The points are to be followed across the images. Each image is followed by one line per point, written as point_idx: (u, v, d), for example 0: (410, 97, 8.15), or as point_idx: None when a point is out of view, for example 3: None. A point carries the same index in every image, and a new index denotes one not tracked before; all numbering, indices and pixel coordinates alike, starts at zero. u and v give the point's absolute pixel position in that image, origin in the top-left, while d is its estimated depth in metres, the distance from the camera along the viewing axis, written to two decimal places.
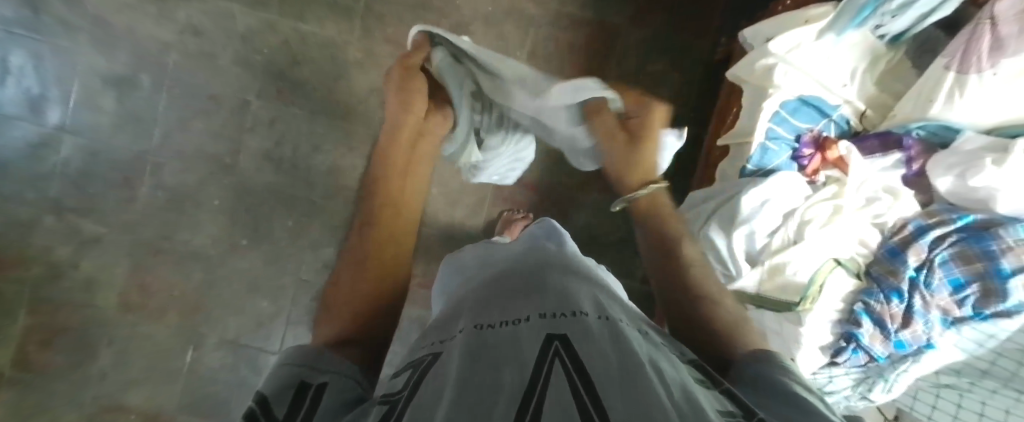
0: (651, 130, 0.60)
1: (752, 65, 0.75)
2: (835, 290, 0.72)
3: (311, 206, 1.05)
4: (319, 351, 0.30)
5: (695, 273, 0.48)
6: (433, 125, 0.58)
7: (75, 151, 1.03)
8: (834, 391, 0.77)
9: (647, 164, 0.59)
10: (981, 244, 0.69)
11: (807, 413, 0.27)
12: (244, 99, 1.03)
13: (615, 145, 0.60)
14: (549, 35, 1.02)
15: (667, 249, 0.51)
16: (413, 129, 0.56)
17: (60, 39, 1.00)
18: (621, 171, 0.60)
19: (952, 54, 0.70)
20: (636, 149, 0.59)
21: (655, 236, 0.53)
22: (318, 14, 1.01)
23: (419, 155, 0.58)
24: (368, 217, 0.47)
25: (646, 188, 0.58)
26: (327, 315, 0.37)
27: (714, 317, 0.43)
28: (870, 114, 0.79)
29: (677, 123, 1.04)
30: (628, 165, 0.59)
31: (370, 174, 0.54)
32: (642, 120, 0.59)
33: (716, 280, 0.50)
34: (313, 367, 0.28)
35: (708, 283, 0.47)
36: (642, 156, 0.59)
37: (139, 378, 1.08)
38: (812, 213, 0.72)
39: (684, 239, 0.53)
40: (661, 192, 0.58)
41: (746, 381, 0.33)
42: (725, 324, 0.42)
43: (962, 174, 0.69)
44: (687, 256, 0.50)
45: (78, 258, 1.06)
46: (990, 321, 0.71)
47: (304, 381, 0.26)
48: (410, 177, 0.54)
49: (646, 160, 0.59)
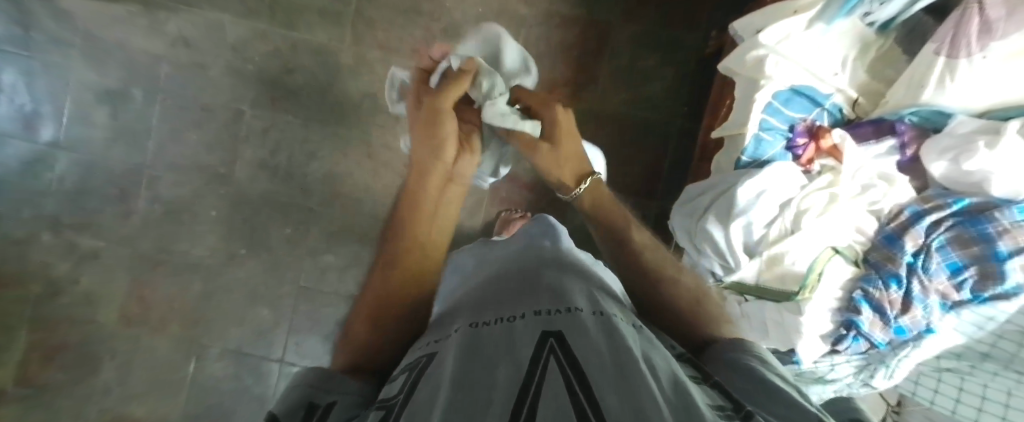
0: (564, 126, 0.58)
1: (743, 57, 0.75)
2: (834, 278, 0.73)
3: (309, 213, 1.05)
4: (331, 373, 0.30)
5: (649, 257, 0.49)
6: (463, 168, 0.51)
7: (70, 167, 1.03)
8: (836, 380, 0.77)
9: (574, 163, 0.58)
10: (977, 227, 0.69)
11: (791, 401, 0.27)
12: (237, 108, 1.03)
13: (538, 152, 0.58)
14: (541, 34, 1.03)
15: (620, 237, 0.51)
16: (441, 174, 0.49)
17: (52, 56, 1.00)
18: (556, 176, 0.58)
19: (941, 39, 0.69)
20: (558, 149, 0.57)
21: (608, 228, 0.53)
22: (308, 22, 1.01)
23: (451, 196, 0.48)
24: (393, 262, 0.41)
25: (579, 188, 0.57)
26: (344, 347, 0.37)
27: (678, 300, 0.44)
28: (862, 101, 0.79)
29: (671, 117, 1.04)
30: (557, 170, 0.58)
31: (397, 211, 0.47)
32: (551, 120, 0.58)
33: (672, 260, 0.51)
34: (322, 388, 0.28)
35: (665, 265, 0.48)
36: (565, 155, 0.58)
37: (142, 391, 1.07)
38: (808, 202, 0.72)
39: (633, 222, 0.54)
40: (596, 186, 0.56)
41: (723, 366, 0.33)
42: (689, 305, 0.44)
43: (955, 159, 0.69)
44: (641, 241, 0.51)
45: (77, 274, 1.05)
46: (989, 304, 0.71)
47: (312, 401, 0.27)
48: (439, 212, 0.46)
49: (571, 159, 0.58)
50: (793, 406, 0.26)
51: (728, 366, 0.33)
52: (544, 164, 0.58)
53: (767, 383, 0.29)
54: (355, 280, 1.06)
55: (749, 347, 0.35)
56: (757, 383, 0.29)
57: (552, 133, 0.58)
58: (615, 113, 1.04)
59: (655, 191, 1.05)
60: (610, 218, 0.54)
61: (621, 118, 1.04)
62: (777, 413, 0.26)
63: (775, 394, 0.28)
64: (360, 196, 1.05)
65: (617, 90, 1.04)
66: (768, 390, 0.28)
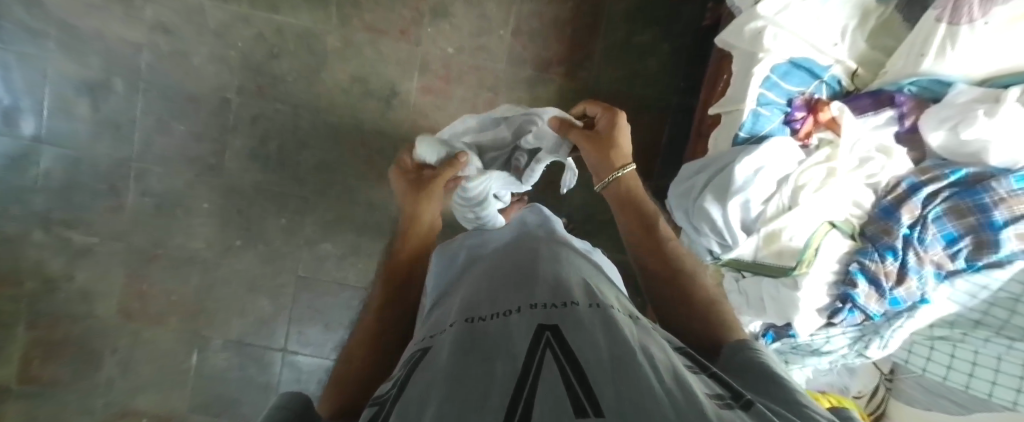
0: (620, 133, 0.59)
1: (741, 30, 0.74)
2: (831, 252, 0.72)
3: (303, 202, 1.04)
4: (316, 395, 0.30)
5: (672, 247, 0.51)
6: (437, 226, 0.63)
7: (56, 161, 1.01)
8: (831, 351, 0.79)
9: (617, 155, 0.58)
10: (974, 197, 0.69)
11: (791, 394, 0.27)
12: (223, 97, 1.00)
13: (590, 144, 0.60)
14: (532, 11, 0.99)
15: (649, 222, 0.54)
16: (425, 231, 0.59)
17: (26, 46, 0.96)
18: (602, 162, 0.58)
19: (943, 5, 0.67)
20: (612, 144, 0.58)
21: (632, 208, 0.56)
22: (291, 3, 0.97)
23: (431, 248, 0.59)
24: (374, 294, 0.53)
25: (617, 174, 0.57)
26: (333, 389, 0.41)
27: (693, 291, 0.46)
28: (862, 72, 0.77)
29: (665, 94, 1.03)
30: (600, 158, 0.58)
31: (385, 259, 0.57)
32: (610, 123, 0.60)
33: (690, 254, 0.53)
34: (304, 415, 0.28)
35: (684, 259, 0.51)
36: (613, 149, 0.58)
37: (147, 384, 1.08)
38: (806, 178, 0.71)
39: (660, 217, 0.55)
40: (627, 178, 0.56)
41: (737, 370, 0.33)
42: (699, 295, 0.46)
43: (954, 128, 0.69)
44: (668, 236, 0.52)
45: (73, 270, 1.05)
46: (982, 272, 0.73)
47: None
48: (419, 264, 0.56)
49: (614, 152, 0.58)
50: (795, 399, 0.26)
51: (737, 370, 0.33)
52: (589, 156, 0.60)
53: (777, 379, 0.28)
54: (354, 267, 1.06)
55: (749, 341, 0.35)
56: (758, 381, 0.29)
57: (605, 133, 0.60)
58: (610, 91, 1.02)
59: (651, 171, 1.04)
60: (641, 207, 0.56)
61: (617, 96, 1.02)
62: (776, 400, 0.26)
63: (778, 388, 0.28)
64: (353, 183, 1.04)
65: (613, 67, 1.02)
66: (773, 387, 0.28)
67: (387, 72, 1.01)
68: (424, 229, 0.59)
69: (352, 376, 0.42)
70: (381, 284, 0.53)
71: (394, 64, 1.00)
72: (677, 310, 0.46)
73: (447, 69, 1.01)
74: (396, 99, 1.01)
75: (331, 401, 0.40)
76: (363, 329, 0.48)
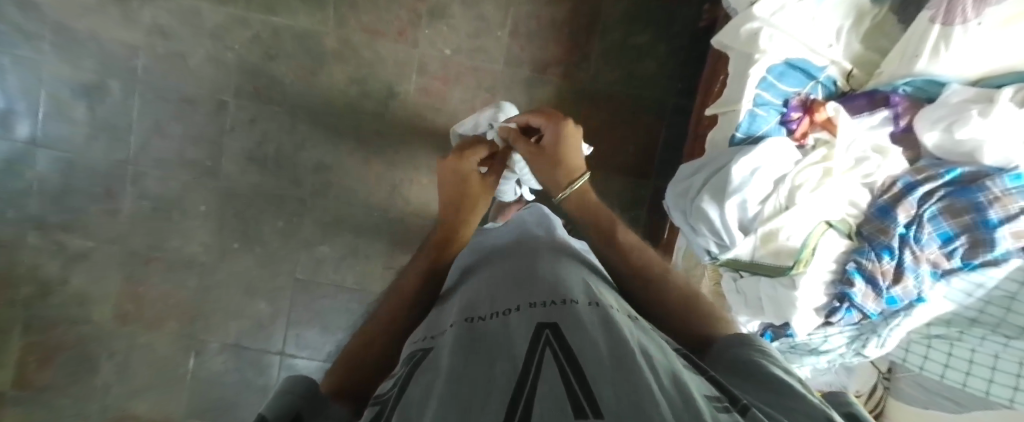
0: (568, 144, 0.59)
1: (737, 32, 0.75)
2: (828, 251, 0.72)
3: (301, 204, 1.03)
4: (318, 387, 0.30)
5: (637, 261, 0.48)
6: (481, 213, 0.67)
7: (51, 164, 1.00)
8: (829, 350, 0.80)
9: (564, 169, 0.57)
10: (968, 196, 0.70)
11: (791, 393, 0.27)
12: (220, 99, 1.00)
13: (535, 160, 0.60)
14: (530, 13, 1.00)
15: (605, 237, 0.51)
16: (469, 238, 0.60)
17: (21, 49, 0.96)
18: (549, 176, 0.58)
19: (936, 6, 0.68)
20: (559, 160, 0.58)
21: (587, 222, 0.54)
22: (289, 5, 0.97)
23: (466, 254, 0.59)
24: (392, 288, 0.51)
25: (565, 191, 0.56)
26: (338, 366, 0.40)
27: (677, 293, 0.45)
28: (857, 73, 0.78)
29: (663, 95, 1.03)
30: (548, 173, 0.58)
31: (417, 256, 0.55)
32: (554, 135, 0.59)
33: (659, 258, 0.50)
34: (307, 403, 0.28)
35: (652, 268, 0.47)
36: (559, 163, 0.57)
37: (144, 388, 1.08)
38: (802, 178, 0.72)
39: (617, 231, 0.52)
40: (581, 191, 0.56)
41: (730, 367, 0.33)
42: (681, 295, 0.45)
43: (949, 127, 0.69)
44: (626, 244, 0.50)
45: (68, 274, 1.04)
46: (979, 270, 0.73)
47: (298, 413, 0.27)
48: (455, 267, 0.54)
49: (561, 167, 0.57)
50: (801, 399, 0.26)
51: (735, 368, 0.32)
52: (537, 171, 0.60)
53: (777, 381, 0.28)
54: (351, 270, 1.06)
55: (750, 342, 0.35)
56: (757, 381, 0.29)
57: (551, 144, 0.59)
58: (608, 92, 1.03)
59: (648, 172, 1.05)
60: (596, 219, 0.54)
61: (614, 97, 1.03)
62: (777, 403, 0.26)
63: (779, 387, 0.27)
64: (352, 186, 1.03)
65: (610, 69, 1.02)
66: (771, 387, 0.28)
67: (385, 74, 1.01)
68: (469, 234, 0.60)
69: (356, 371, 0.38)
70: (407, 280, 0.51)
71: (391, 66, 1.00)
72: (666, 307, 0.43)
73: (445, 70, 1.01)
74: (394, 100, 1.01)
75: (333, 375, 0.38)
76: (381, 320, 0.46)
